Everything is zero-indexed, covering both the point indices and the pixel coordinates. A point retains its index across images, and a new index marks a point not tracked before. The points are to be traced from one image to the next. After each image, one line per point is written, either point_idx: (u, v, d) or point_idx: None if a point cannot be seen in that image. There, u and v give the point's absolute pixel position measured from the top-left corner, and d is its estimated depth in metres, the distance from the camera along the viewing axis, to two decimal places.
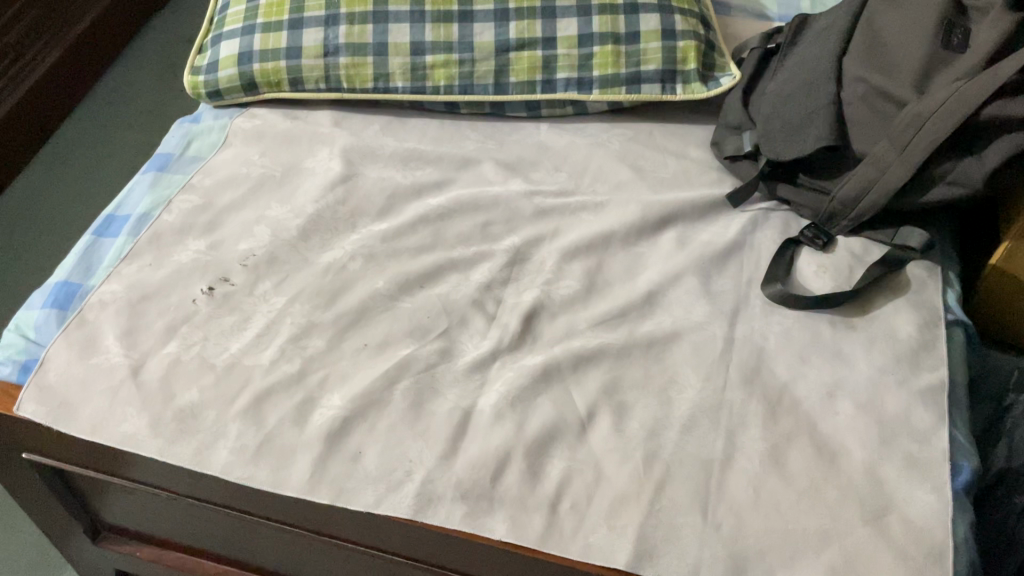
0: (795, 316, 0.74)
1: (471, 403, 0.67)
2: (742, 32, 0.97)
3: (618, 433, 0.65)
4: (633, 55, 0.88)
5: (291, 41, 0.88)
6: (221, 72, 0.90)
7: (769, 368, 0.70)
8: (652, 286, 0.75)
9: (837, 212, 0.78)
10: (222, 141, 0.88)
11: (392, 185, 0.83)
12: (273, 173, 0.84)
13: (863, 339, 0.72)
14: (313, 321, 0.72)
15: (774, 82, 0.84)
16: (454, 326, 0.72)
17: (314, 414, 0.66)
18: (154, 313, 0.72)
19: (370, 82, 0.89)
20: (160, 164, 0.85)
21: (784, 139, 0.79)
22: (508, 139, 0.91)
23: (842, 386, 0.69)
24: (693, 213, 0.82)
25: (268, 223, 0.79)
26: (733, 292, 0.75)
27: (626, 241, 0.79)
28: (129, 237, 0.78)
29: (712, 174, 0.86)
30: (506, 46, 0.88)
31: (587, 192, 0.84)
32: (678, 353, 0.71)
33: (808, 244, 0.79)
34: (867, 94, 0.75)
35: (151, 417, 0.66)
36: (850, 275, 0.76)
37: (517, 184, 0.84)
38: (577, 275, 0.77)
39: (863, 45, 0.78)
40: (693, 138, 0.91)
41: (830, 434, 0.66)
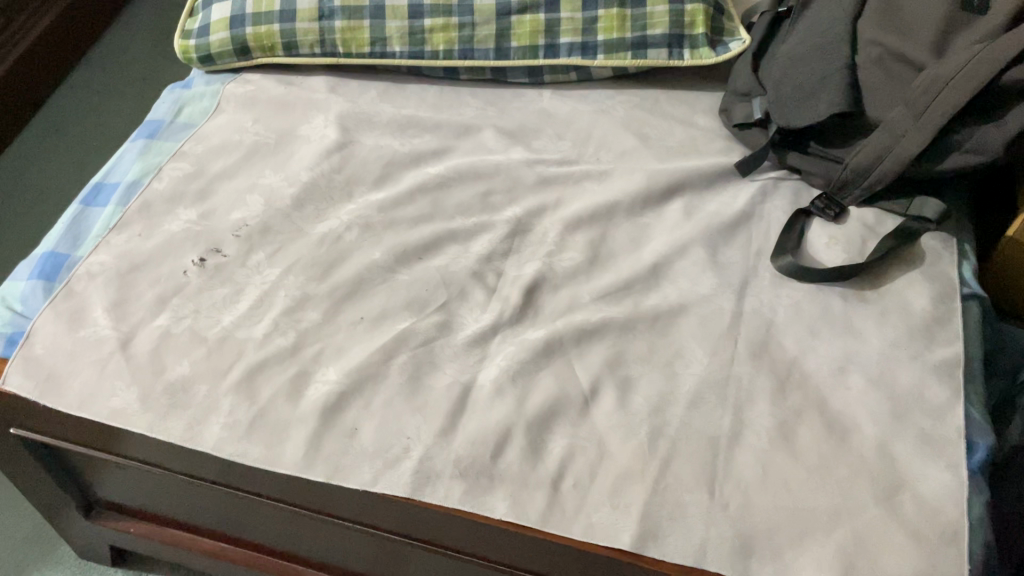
0: (805, 289, 0.71)
1: (471, 378, 0.65)
2: None
3: (622, 409, 0.63)
4: (640, 18, 0.85)
5: (285, 3, 0.85)
6: (212, 35, 0.86)
7: (778, 342, 0.67)
8: (657, 257, 0.73)
9: (849, 181, 0.75)
10: (214, 107, 0.84)
11: (389, 153, 0.80)
12: (267, 140, 0.81)
13: (876, 313, 0.70)
14: (308, 294, 0.70)
15: (785, 44, 0.81)
16: (453, 299, 0.70)
17: (309, 390, 0.64)
18: (143, 285, 0.70)
19: (367, 47, 0.86)
20: (151, 131, 0.82)
21: (795, 104, 0.76)
22: (510, 105, 0.88)
23: (853, 360, 0.66)
24: (701, 183, 0.79)
25: (261, 191, 0.76)
26: (741, 263, 0.73)
27: (631, 212, 0.77)
28: (119, 206, 0.75)
29: (719, 143, 0.84)
30: (508, 9, 0.85)
31: (591, 160, 0.82)
32: (684, 327, 0.68)
33: (819, 214, 0.76)
34: (883, 57, 0.72)
35: (141, 392, 0.64)
36: (862, 246, 0.74)
37: (518, 152, 0.82)
38: (580, 246, 0.74)
39: (878, 6, 0.74)
40: (700, 105, 0.88)
41: (840, 410, 0.64)
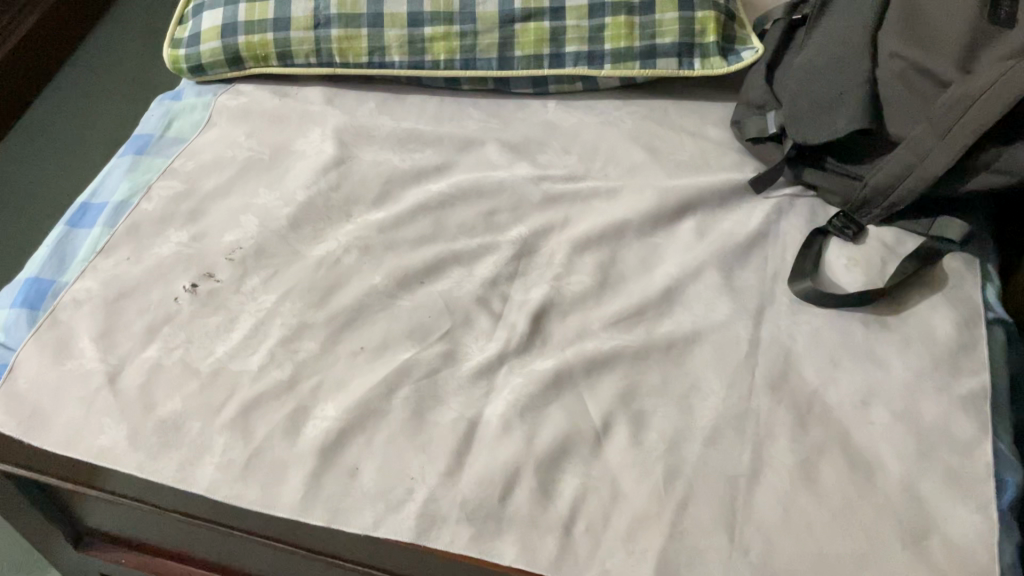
0: (824, 315, 0.68)
1: (477, 413, 0.62)
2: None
3: (636, 446, 0.60)
4: (648, 26, 0.82)
5: (279, 11, 0.81)
6: (203, 44, 0.83)
7: (797, 373, 0.65)
8: (670, 281, 0.70)
9: (868, 200, 0.72)
10: (205, 121, 0.81)
11: (389, 169, 0.77)
12: (261, 156, 0.78)
13: (898, 341, 0.67)
14: (306, 322, 0.66)
15: (801, 55, 0.78)
16: (457, 327, 0.67)
17: (307, 426, 0.61)
18: (132, 313, 0.66)
19: (364, 57, 0.83)
20: (139, 146, 0.79)
21: (812, 119, 0.73)
22: (514, 117, 0.84)
23: (876, 392, 0.64)
24: (714, 200, 0.76)
25: (255, 211, 0.73)
26: (757, 287, 0.70)
27: (641, 231, 0.74)
28: (106, 228, 0.72)
29: (732, 156, 0.81)
30: (511, 18, 0.82)
31: (599, 176, 0.79)
32: (699, 356, 0.66)
33: (837, 234, 0.73)
34: (905, 71, 0.69)
35: (130, 430, 0.61)
36: (883, 269, 0.71)
37: (523, 168, 0.78)
38: (589, 269, 0.71)
39: (901, 16, 0.71)
40: (711, 116, 0.85)
41: (864, 446, 0.61)
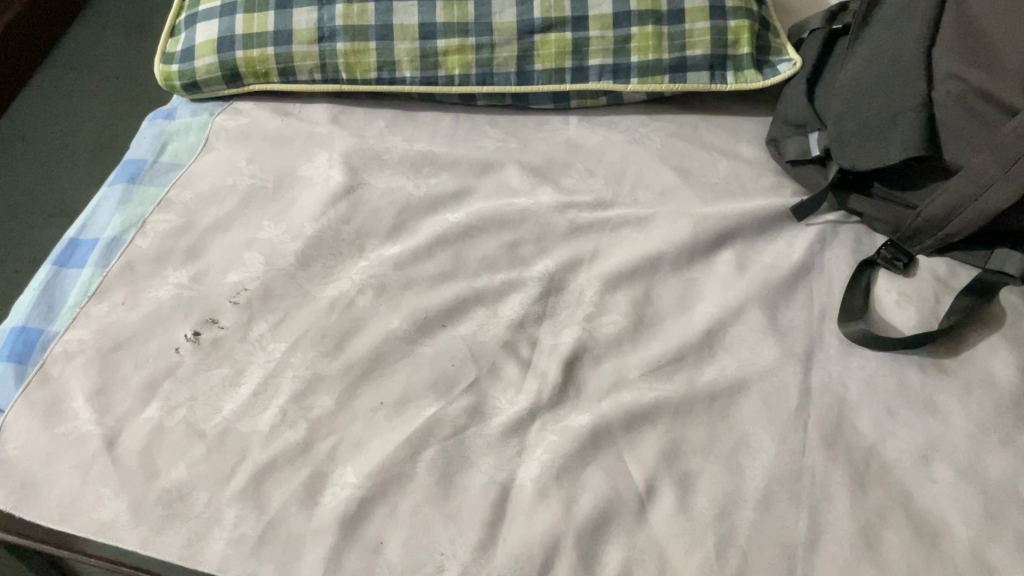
0: (877, 358, 0.63)
1: (509, 477, 0.57)
2: (793, 3, 0.85)
3: (684, 513, 0.56)
4: (678, 37, 0.76)
5: (280, 23, 0.75)
6: (198, 60, 0.76)
7: (852, 426, 0.60)
8: (710, 322, 0.65)
9: (921, 230, 0.67)
10: (202, 143, 0.75)
11: (403, 198, 0.71)
12: (264, 184, 0.72)
13: (958, 386, 0.62)
14: (319, 374, 0.61)
15: (845, 70, 0.72)
16: (484, 376, 0.62)
17: (325, 495, 0.56)
18: (130, 366, 0.61)
19: (373, 72, 0.77)
20: (131, 173, 0.72)
21: (861, 144, 0.68)
22: (533, 136, 0.79)
23: (937, 446, 0.59)
24: (753, 229, 0.71)
25: (260, 247, 0.67)
26: (804, 327, 0.65)
27: (677, 265, 0.69)
28: (97, 268, 0.66)
29: (768, 179, 0.75)
30: (531, 28, 0.76)
31: (628, 202, 0.73)
32: (746, 408, 0.61)
33: (886, 266, 0.69)
34: (964, 94, 0.63)
35: (131, 501, 0.55)
36: (936, 306, 0.66)
37: (547, 193, 0.73)
38: (622, 308, 0.66)
39: (958, 29, 0.65)
40: (744, 133, 0.79)
41: (928, 509, 0.56)
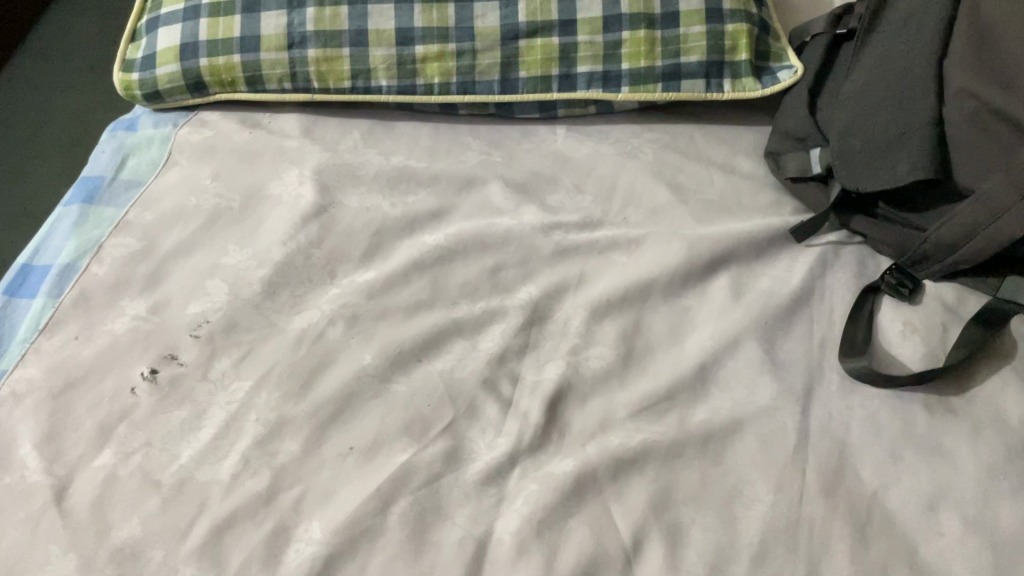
0: (881, 396, 0.59)
1: (486, 530, 0.53)
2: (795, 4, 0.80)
3: (673, 571, 0.52)
4: (671, 42, 0.72)
5: (247, 29, 0.70)
6: (159, 68, 0.72)
7: (853, 472, 0.56)
8: (704, 356, 0.61)
9: (928, 255, 0.63)
10: (164, 158, 0.70)
11: (378, 219, 0.67)
12: (229, 204, 0.67)
13: (967, 427, 0.58)
14: (285, 417, 0.57)
15: (849, 81, 0.68)
16: (461, 417, 0.58)
17: (289, 552, 0.52)
18: (83, 408, 0.57)
19: (346, 81, 0.72)
20: (88, 193, 0.68)
21: (866, 164, 0.63)
22: (518, 148, 0.74)
23: (945, 494, 0.55)
24: (750, 252, 0.67)
25: (224, 274, 0.63)
26: (803, 362, 0.61)
27: (669, 292, 0.64)
28: (49, 299, 0.62)
29: (767, 196, 0.71)
30: (515, 33, 0.71)
31: (617, 221, 0.69)
32: (740, 451, 0.57)
33: (891, 292, 0.64)
34: (977, 112, 0.59)
35: (80, 559, 0.52)
36: (944, 337, 0.62)
37: (532, 213, 0.69)
38: (610, 340, 0.62)
39: (972, 42, 0.61)
40: (742, 145, 0.75)
41: (934, 565, 0.53)
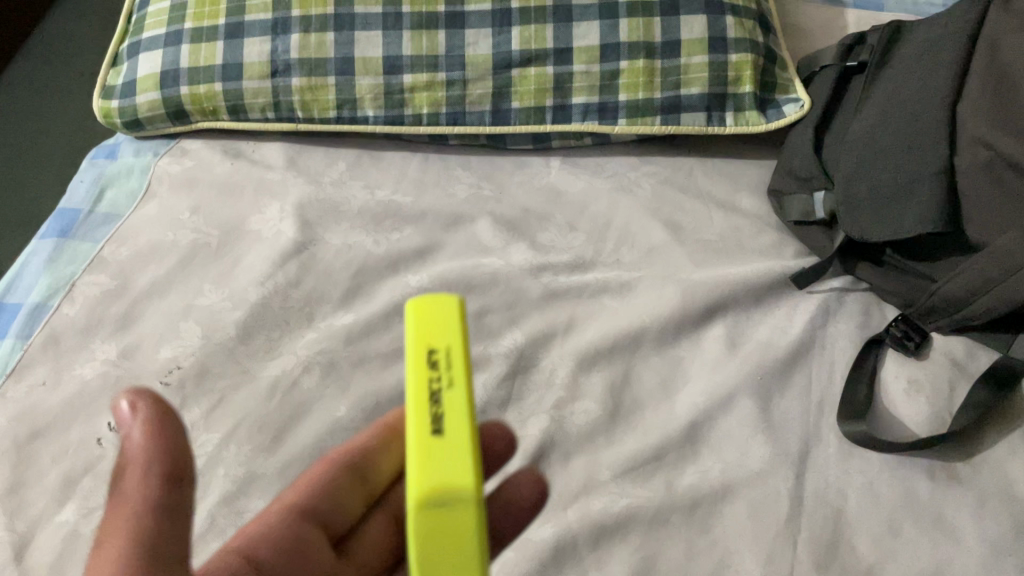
0: (880, 461, 0.56)
1: None
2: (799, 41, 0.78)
3: None
4: (672, 73, 0.69)
5: (229, 56, 0.68)
6: (139, 96, 0.70)
7: (849, 545, 0.53)
8: (695, 414, 0.58)
9: (936, 308, 0.59)
10: (142, 190, 0.69)
11: (359, 257, 0.65)
12: (207, 240, 0.65)
13: (972, 497, 0.55)
14: (254, 473, 0.54)
15: (857, 120, 0.64)
16: None
17: None
18: (47, 458, 0.55)
19: (332, 110, 0.69)
20: (63, 225, 0.67)
21: (872, 212, 0.60)
22: (510, 181, 0.72)
23: (946, 572, 0.52)
24: (747, 298, 0.64)
25: (198, 316, 0.61)
26: (799, 421, 0.58)
27: (661, 341, 0.62)
28: (18, 341, 0.60)
29: (769, 237, 0.68)
30: (508, 61, 0.68)
31: (609, 262, 0.66)
32: (730, 519, 0.54)
33: (895, 346, 0.61)
34: (991, 163, 0.56)
35: None
36: (951, 398, 0.59)
37: (520, 252, 0.66)
38: (598, 394, 0.59)
39: (984, 93, 0.59)
40: (744, 181, 0.72)
41: None
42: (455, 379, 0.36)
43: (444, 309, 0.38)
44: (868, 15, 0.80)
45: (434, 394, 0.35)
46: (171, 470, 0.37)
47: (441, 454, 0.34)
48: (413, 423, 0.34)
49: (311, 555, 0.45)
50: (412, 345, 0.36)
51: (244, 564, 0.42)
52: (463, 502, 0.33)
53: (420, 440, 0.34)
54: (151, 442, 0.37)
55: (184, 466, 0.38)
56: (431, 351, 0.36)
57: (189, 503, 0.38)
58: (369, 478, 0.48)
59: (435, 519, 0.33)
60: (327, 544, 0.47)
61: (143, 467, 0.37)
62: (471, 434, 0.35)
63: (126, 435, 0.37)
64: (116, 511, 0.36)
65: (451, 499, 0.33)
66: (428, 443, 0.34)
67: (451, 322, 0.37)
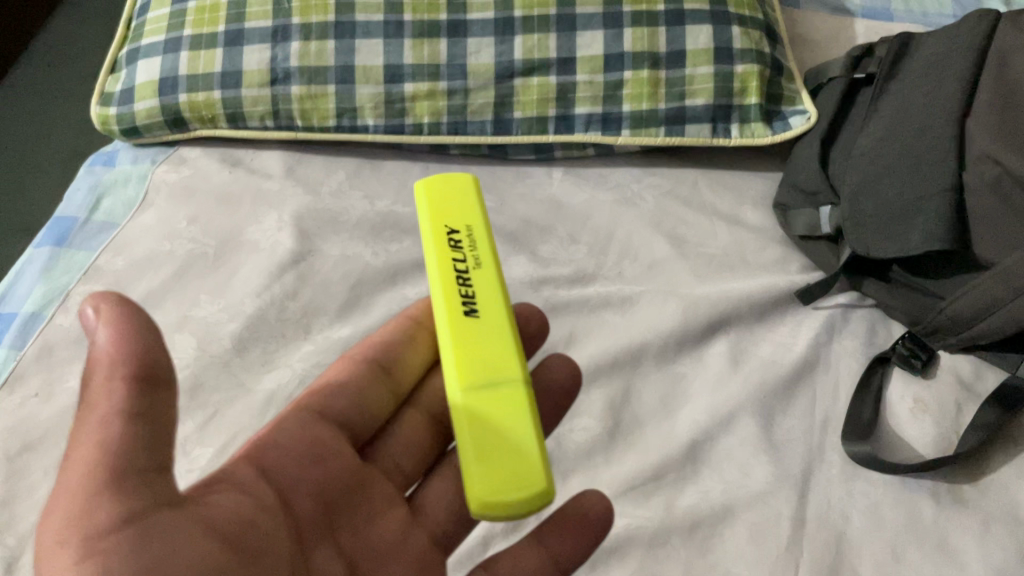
0: (884, 483, 0.55)
1: None
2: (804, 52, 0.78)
3: None
4: (677, 83, 0.68)
5: (228, 64, 0.67)
6: (137, 103, 0.69)
7: (852, 568, 0.52)
8: (696, 432, 0.57)
9: (942, 327, 0.58)
10: (139, 199, 0.68)
11: (357, 269, 0.64)
12: (204, 249, 0.64)
13: (978, 521, 0.53)
14: None
15: (864, 135, 0.63)
16: None
17: None
18: (38, 472, 0.54)
19: (332, 119, 0.68)
20: (59, 233, 0.66)
21: (879, 228, 0.59)
22: (511, 192, 0.71)
23: None
24: (751, 314, 0.63)
25: (192, 328, 0.60)
26: (802, 441, 0.57)
27: (663, 357, 0.61)
28: (11, 351, 0.59)
29: (773, 252, 0.67)
30: (510, 71, 0.68)
31: (611, 276, 0.65)
32: (731, 541, 0.53)
33: (901, 364, 0.60)
34: (1000, 180, 0.55)
35: None
36: (958, 418, 0.58)
37: (520, 264, 0.65)
38: (597, 411, 0.58)
39: (994, 109, 0.57)
40: (749, 194, 0.71)
41: None
42: (480, 260, 0.46)
43: (461, 202, 0.48)
44: (874, 26, 0.79)
45: (462, 274, 0.45)
46: (142, 373, 0.37)
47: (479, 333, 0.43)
48: (446, 308, 0.44)
49: (327, 453, 0.46)
50: (432, 229, 0.47)
51: (250, 458, 0.43)
52: (504, 364, 0.42)
53: (455, 322, 0.44)
54: (117, 347, 0.37)
55: (161, 370, 0.38)
56: (452, 233, 0.47)
57: (164, 405, 0.38)
58: (394, 368, 0.52)
59: (484, 391, 0.41)
60: (344, 441, 0.48)
61: (109, 369, 0.36)
62: (501, 295, 0.45)
63: (93, 338, 0.37)
64: (87, 415, 0.36)
65: (492, 361, 0.42)
66: (463, 319, 0.44)
67: (464, 203, 0.48)
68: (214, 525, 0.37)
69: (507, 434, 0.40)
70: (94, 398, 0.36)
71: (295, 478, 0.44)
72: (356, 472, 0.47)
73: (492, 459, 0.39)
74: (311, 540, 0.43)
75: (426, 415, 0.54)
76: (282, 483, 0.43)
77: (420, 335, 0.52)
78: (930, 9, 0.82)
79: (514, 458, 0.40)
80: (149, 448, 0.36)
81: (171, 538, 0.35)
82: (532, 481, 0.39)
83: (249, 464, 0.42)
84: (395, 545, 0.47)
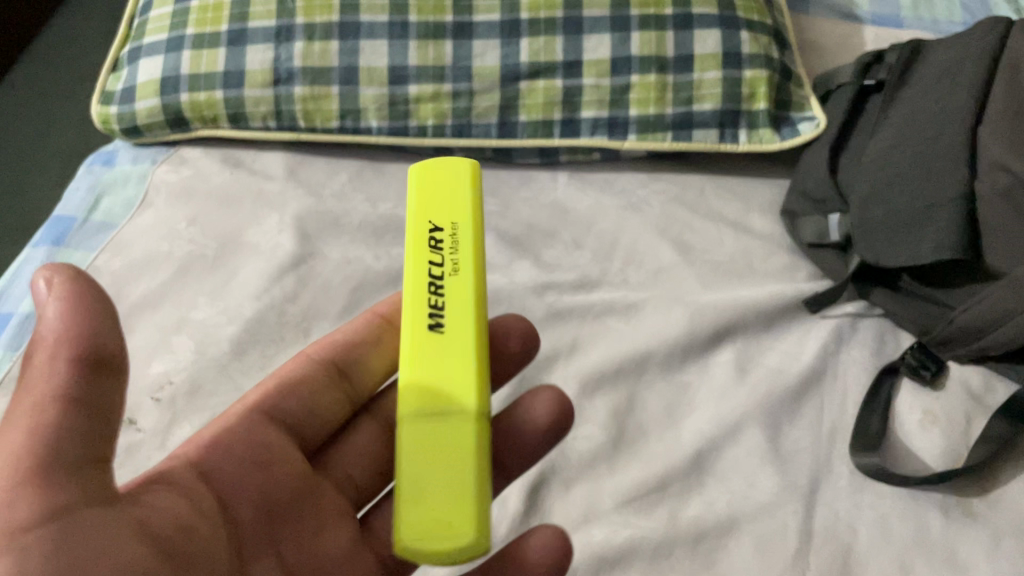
0: (893, 496, 0.54)
1: None
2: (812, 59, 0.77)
3: None
4: (684, 88, 0.67)
5: (231, 64, 0.67)
6: (138, 102, 0.69)
7: None
8: (702, 442, 0.56)
9: (952, 337, 0.58)
10: (139, 199, 0.68)
11: (358, 271, 0.63)
12: (203, 251, 0.64)
13: (989, 535, 0.52)
14: None
15: (874, 142, 0.62)
16: None
17: None
18: None
19: (335, 120, 0.68)
20: (57, 234, 0.65)
21: (887, 235, 0.58)
22: (515, 196, 0.70)
23: None
24: (758, 322, 0.62)
25: (191, 330, 0.59)
26: (810, 452, 0.56)
27: (667, 365, 0.60)
28: (7, 352, 0.58)
29: (780, 260, 0.66)
30: (516, 73, 0.67)
31: (616, 282, 0.64)
32: (737, 553, 0.52)
33: (910, 374, 0.59)
34: (1014, 188, 0.54)
35: None
36: (968, 430, 0.57)
37: (524, 269, 0.64)
38: (601, 419, 0.57)
39: (1005, 116, 0.57)
40: (756, 201, 0.70)
41: None
42: (457, 264, 0.44)
43: (450, 191, 0.47)
44: (881, 33, 0.78)
45: (434, 281, 0.44)
46: (87, 357, 0.36)
47: (436, 350, 0.42)
48: (412, 320, 0.43)
49: (275, 459, 0.45)
50: (415, 226, 0.46)
51: (192, 462, 0.42)
52: (456, 392, 0.41)
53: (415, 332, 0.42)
54: (62, 327, 0.36)
55: (111, 353, 0.37)
56: (433, 233, 0.45)
57: (106, 394, 0.37)
58: (353, 369, 0.51)
59: (429, 421, 0.40)
60: (294, 447, 0.47)
61: (52, 349, 0.36)
62: (472, 307, 0.43)
63: (41, 314, 0.37)
64: (21, 398, 0.36)
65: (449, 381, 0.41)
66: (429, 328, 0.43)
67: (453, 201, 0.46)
68: (145, 526, 0.37)
69: (443, 477, 0.39)
70: (36, 389, 0.36)
71: (236, 485, 0.43)
72: (306, 480, 0.47)
73: (423, 503, 0.38)
74: (249, 551, 0.42)
75: (385, 425, 0.53)
76: (223, 489, 0.43)
77: (386, 337, 0.51)
78: (939, 14, 0.81)
79: (446, 504, 0.38)
80: (80, 441, 0.36)
81: (97, 533, 0.35)
82: (457, 539, 0.37)
83: (190, 467, 0.42)
84: (342, 563, 0.45)
